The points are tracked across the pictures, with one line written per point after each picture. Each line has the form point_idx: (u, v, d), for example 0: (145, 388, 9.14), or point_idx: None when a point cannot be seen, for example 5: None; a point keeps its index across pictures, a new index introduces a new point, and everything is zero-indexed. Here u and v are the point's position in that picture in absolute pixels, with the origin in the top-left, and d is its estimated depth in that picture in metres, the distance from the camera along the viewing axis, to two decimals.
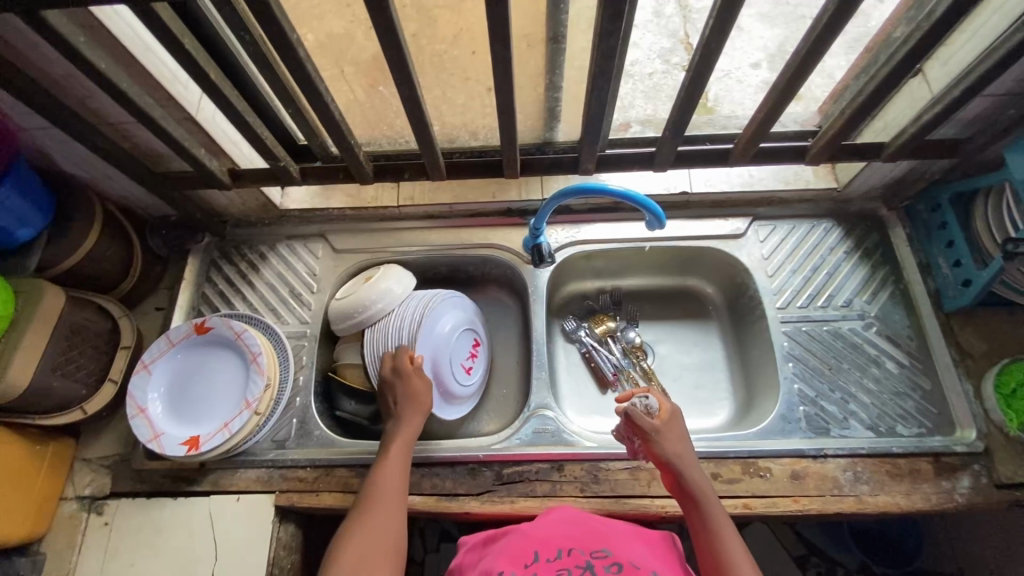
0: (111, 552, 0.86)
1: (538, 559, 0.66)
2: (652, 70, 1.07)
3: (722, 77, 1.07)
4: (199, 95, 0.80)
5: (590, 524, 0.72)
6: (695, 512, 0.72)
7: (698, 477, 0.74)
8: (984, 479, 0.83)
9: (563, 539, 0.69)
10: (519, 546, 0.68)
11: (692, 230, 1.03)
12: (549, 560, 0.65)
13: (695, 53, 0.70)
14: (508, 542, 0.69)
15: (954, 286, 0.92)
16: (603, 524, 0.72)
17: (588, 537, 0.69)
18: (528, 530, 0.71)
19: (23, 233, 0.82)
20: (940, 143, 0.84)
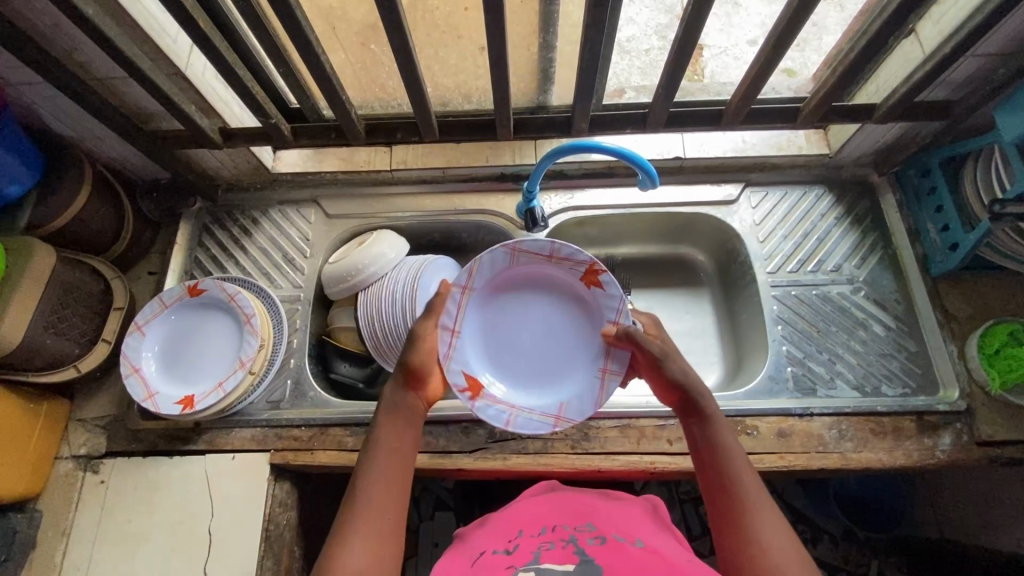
0: (107, 509, 0.87)
1: (523, 534, 0.64)
2: (648, 46, 1.05)
3: (718, 53, 1.06)
4: (187, 50, 0.79)
5: (578, 504, 0.70)
6: (712, 446, 0.66)
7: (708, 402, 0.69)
8: (965, 437, 0.85)
9: (552, 519, 0.67)
10: (506, 526, 0.67)
11: (685, 195, 1.03)
12: (534, 535, 0.64)
13: (686, 11, 0.70)
14: (500, 521, 0.69)
15: (941, 249, 0.92)
16: (592, 504, 0.70)
17: (578, 515, 0.67)
18: (519, 512, 0.70)
19: (14, 190, 0.81)
20: (931, 105, 0.84)
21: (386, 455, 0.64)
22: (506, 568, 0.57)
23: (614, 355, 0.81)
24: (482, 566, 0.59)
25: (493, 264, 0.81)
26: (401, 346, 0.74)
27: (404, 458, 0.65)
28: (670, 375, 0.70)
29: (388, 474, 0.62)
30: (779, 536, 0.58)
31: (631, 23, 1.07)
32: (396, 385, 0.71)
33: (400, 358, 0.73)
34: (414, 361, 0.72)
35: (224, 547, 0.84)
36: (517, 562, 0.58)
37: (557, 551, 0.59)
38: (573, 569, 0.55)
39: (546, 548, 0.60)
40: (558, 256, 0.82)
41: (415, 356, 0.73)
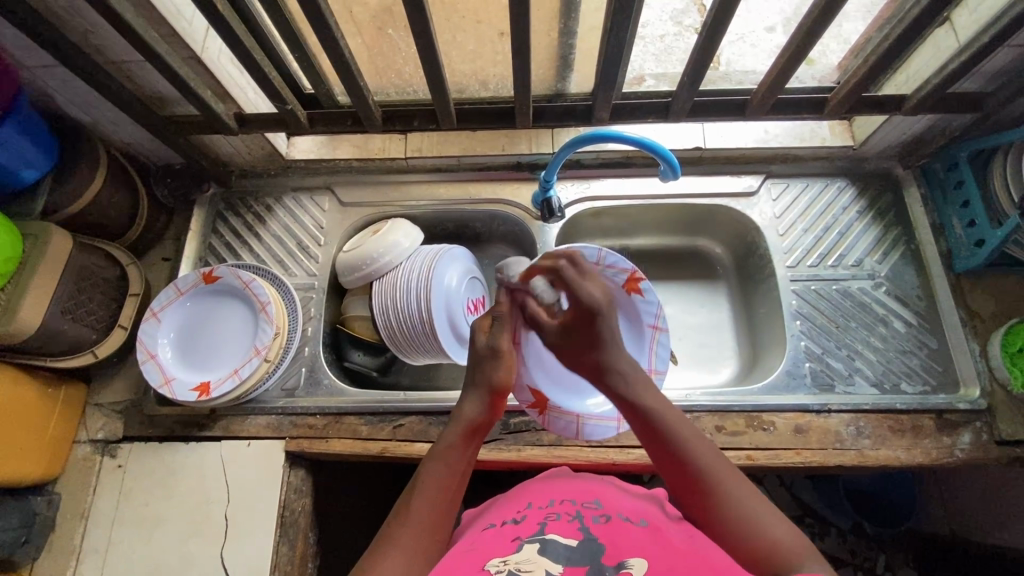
0: (125, 492, 0.88)
1: (530, 507, 0.64)
2: (663, 33, 1.01)
3: (734, 41, 1.00)
4: (203, 33, 0.77)
5: (586, 482, 0.69)
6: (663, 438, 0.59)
7: (638, 382, 0.63)
8: (985, 436, 0.84)
9: (560, 493, 0.66)
10: (513, 501, 0.67)
11: (704, 186, 1.01)
12: (541, 507, 0.63)
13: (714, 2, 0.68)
14: (509, 496, 0.69)
15: (967, 246, 0.91)
16: (598, 482, 0.69)
17: (585, 491, 0.67)
18: (530, 487, 0.69)
19: (28, 174, 0.80)
20: (963, 97, 0.82)
21: (450, 476, 0.61)
22: (511, 541, 0.57)
23: (657, 356, 0.86)
24: (487, 538, 0.59)
25: (533, 260, 0.88)
26: (491, 361, 0.65)
27: (464, 479, 0.62)
28: (590, 360, 0.63)
29: (444, 494, 0.60)
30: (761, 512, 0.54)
31: (649, 7, 1.00)
32: (478, 401, 0.65)
33: (491, 374, 0.65)
34: (505, 382, 0.65)
35: (240, 533, 0.85)
36: (523, 535, 0.57)
37: (563, 525, 0.58)
38: (575, 546, 0.55)
39: (551, 521, 0.59)
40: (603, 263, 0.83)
41: (507, 375, 0.65)
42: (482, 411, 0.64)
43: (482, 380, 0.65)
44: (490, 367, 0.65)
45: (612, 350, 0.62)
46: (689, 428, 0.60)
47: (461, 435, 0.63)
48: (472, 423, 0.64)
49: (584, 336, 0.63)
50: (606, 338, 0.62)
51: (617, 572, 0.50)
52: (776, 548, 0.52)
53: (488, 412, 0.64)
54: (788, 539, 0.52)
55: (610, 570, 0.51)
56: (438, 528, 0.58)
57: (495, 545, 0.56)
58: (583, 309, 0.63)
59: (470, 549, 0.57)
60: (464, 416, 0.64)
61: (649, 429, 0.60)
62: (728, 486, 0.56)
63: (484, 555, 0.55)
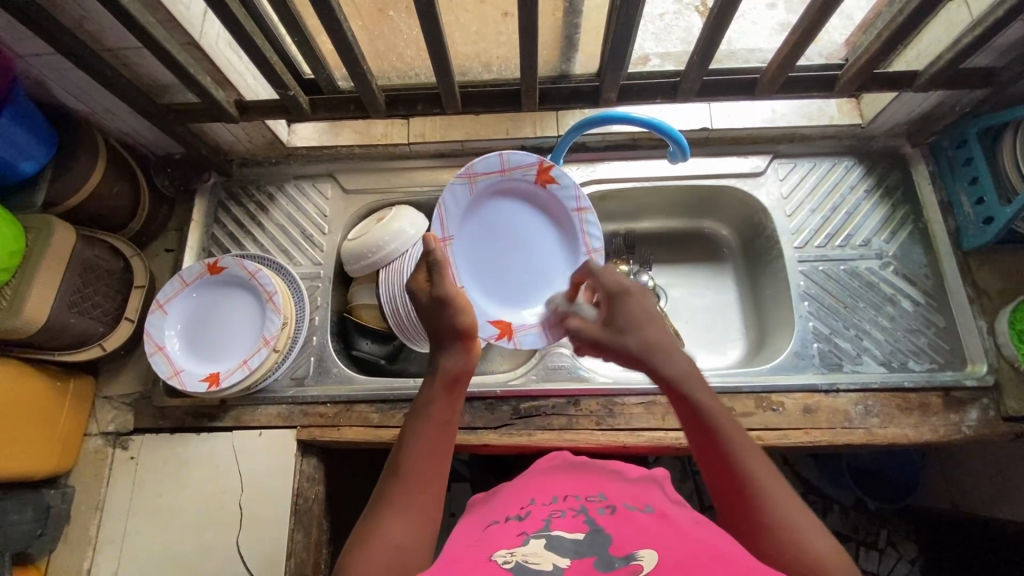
0: (138, 483, 0.88)
1: (534, 503, 0.64)
2: (664, 10, 0.99)
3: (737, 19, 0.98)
4: (201, 17, 0.76)
5: (591, 476, 0.69)
6: (717, 440, 0.57)
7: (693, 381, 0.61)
8: (992, 412, 0.85)
9: (565, 488, 0.67)
10: (517, 497, 0.67)
11: (710, 167, 1.00)
12: (546, 503, 0.63)
13: None
14: (514, 490, 0.69)
15: (976, 223, 0.90)
16: (602, 474, 0.69)
17: (589, 484, 0.67)
18: (533, 483, 0.70)
19: (27, 167, 0.79)
20: (974, 72, 0.81)
21: (434, 431, 0.61)
22: (518, 536, 0.57)
23: (589, 236, 0.91)
24: (493, 533, 0.59)
25: (455, 199, 0.86)
26: (442, 307, 0.66)
27: (450, 435, 0.63)
28: (628, 349, 0.63)
29: (433, 453, 0.60)
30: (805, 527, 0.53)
31: None
32: (454, 353, 0.65)
33: (449, 321, 0.66)
34: (468, 326, 0.66)
35: (254, 522, 0.85)
36: (528, 530, 0.58)
37: (568, 520, 0.59)
38: (582, 540, 0.55)
39: (557, 517, 0.60)
40: (508, 167, 0.88)
41: (468, 319, 0.66)
42: (457, 359, 0.65)
43: (446, 330, 0.65)
44: (445, 314, 0.66)
45: (648, 329, 0.63)
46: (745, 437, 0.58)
47: (441, 385, 0.63)
48: (450, 375, 0.64)
49: (614, 321, 0.65)
50: (641, 315, 0.64)
51: (627, 563, 0.50)
52: (818, 568, 0.51)
53: (465, 363, 0.65)
54: (830, 560, 0.51)
55: (618, 560, 0.51)
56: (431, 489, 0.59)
57: (503, 540, 0.57)
58: (612, 293, 0.67)
59: (478, 546, 0.57)
60: (443, 367, 0.64)
61: (702, 432, 0.59)
62: (784, 503, 0.54)
63: (491, 549, 0.55)
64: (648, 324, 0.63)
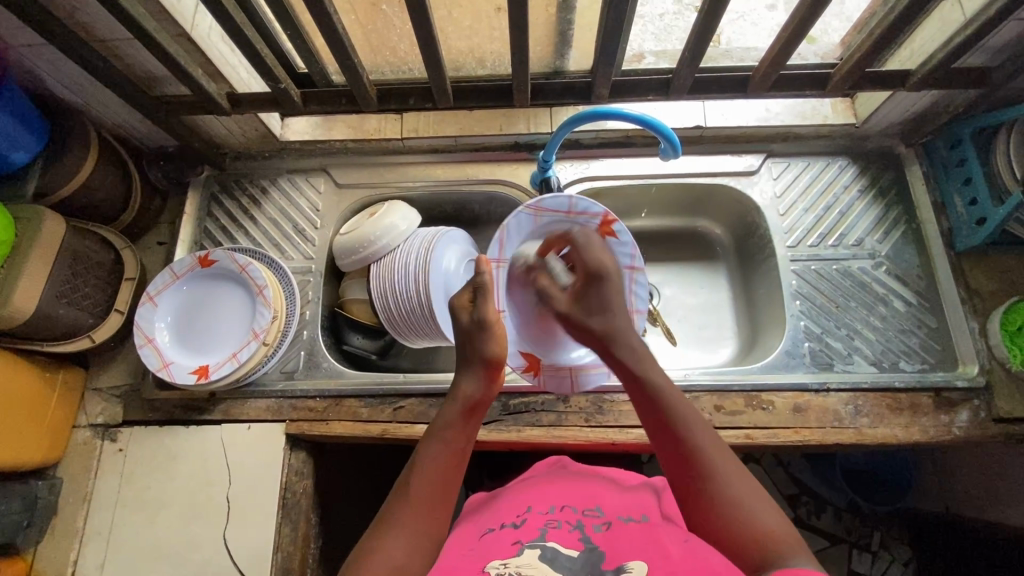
0: (126, 475, 0.88)
1: (531, 511, 0.63)
2: (663, 10, 0.98)
3: (734, 18, 0.97)
4: (193, 9, 0.76)
5: (587, 484, 0.68)
6: (657, 407, 0.62)
7: (640, 357, 0.66)
8: (983, 414, 0.84)
9: (561, 496, 0.66)
10: (513, 504, 0.66)
11: (704, 165, 1.00)
12: (541, 513, 0.62)
13: None
14: (510, 496, 0.68)
15: (968, 224, 0.90)
16: (599, 484, 0.69)
17: (587, 493, 0.66)
18: (529, 488, 0.69)
19: (18, 157, 0.79)
20: (968, 72, 0.80)
21: (448, 456, 0.62)
22: (512, 544, 0.57)
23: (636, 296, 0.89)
24: (487, 541, 0.59)
25: (518, 226, 0.86)
26: (480, 334, 0.69)
27: (463, 457, 0.64)
28: (596, 329, 0.68)
29: (445, 477, 0.61)
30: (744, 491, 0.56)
31: None
32: (475, 379, 0.67)
33: (481, 348, 0.68)
34: (496, 354, 0.68)
35: (242, 516, 0.85)
36: (523, 539, 0.57)
37: (563, 534, 0.58)
38: (577, 556, 0.55)
39: (553, 528, 0.59)
40: (575, 211, 0.85)
41: (498, 349, 0.69)
42: (477, 386, 0.67)
43: (474, 357, 0.68)
44: (478, 341, 0.69)
45: (616, 314, 0.68)
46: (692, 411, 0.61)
47: (459, 410, 0.65)
48: (470, 399, 0.66)
49: (590, 300, 0.70)
50: (614, 303, 0.69)
51: None
52: (762, 536, 0.53)
53: (483, 389, 0.67)
54: (781, 530, 0.54)
55: None
56: (439, 506, 0.59)
57: (497, 550, 0.56)
58: (591, 275, 0.71)
59: (472, 556, 0.57)
60: (461, 392, 0.66)
61: (645, 398, 0.63)
62: (726, 473, 0.57)
63: (485, 558, 0.55)
64: (614, 314, 0.69)
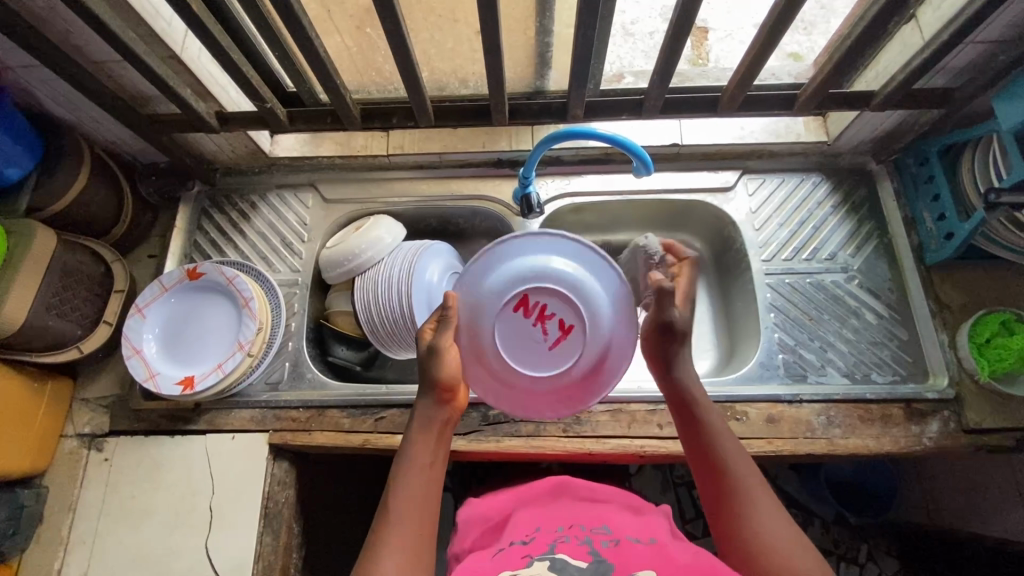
0: (111, 485, 0.90)
1: (544, 534, 0.65)
2: (652, 30, 1.01)
3: (723, 37, 1.02)
4: (183, 33, 0.79)
5: (599, 510, 0.70)
6: (701, 439, 0.67)
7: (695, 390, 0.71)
8: (953, 424, 0.86)
9: (572, 519, 0.68)
10: (529, 527, 0.68)
11: (681, 182, 1.03)
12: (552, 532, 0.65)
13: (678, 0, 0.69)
14: (528, 520, 0.71)
15: (937, 239, 0.92)
16: (612, 509, 0.71)
17: (595, 516, 0.68)
18: (547, 512, 0.71)
19: (12, 173, 0.82)
20: (929, 93, 0.84)
21: (419, 478, 0.63)
22: (522, 558, 0.59)
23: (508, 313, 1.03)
24: (500, 556, 0.61)
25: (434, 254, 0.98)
26: (431, 361, 0.70)
27: (435, 478, 0.65)
28: (666, 351, 0.73)
29: (421, 497, 0.62)
30: (772, 525, 0.58)
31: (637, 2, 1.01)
32: (431, 400, 0.69)
33: (432, 373, 0.69)
34: (449, 378, 0.69)
35: (225, 525, 0.86)
36: (533, 554, 0.60)
37: (572, 548, 0.60)
38: (585, 567, 0.56)
39: (562, 543, 0.61)
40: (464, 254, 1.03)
41: (449, 372, 0.70)
42: (434, 406, 0.69)
43: (428, 379, 0.69)
44: (433, 365, 0.70)
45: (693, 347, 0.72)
46: (726, 426, 0.68)
47: (422, 430, 0.67)
48: (427, 421, 0.68)
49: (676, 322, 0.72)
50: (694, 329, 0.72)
51: None
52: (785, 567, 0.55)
53: (440, 407, 0.69)
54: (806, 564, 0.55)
55: None
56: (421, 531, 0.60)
57: (506, 562, 0.59)
58: (678, 332, 0.72)
59: (483, 567, 0.59)
60: (421, 413, 0.69)
61: (693, 428, 0.68)
62: (758, 501, 0.61)
63: (495, 569, 0.58)
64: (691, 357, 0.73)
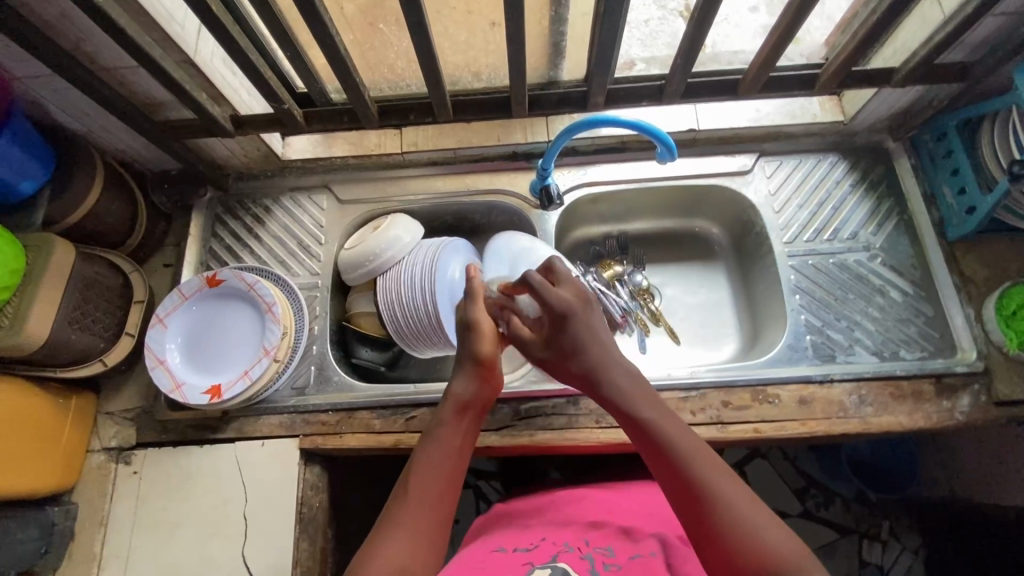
0: (142, 498, 0.89)
1: (546, 540, 0.70)
2: (648, 17, 1.02)
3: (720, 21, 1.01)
4: (196, 36, 0.77)
5: (601, 520, 0.74)
6: (653, 439, 0.63)
7: (631, 391, 0.67)
8: (983, 397, 0.86)
9: (576, 529, 0.72)
10: (534, 532, 0.73)
11: (698, 167, 1.02)
12: (556, 541, 0.69)
13: None
14: (536, 526, 0.75)
15: (959, 213, 0.92)
16: (611, 519, 0.75)
17: (600, 530, 0.71)
18: (556, 520, 0.75)
19: (27, 186, 0.80)
20: (949, 67, 0.83)
21: (446, 454, 0.66)
22: (523, 565, 0.64)
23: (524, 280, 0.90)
24: (501, 560, 0.66)
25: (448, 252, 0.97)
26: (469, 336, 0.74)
27: (460, 455, 0.67)
28: (577, 370, 0.70)
29: (446, 473, 0.64)
30: (749, 512, 0.56)
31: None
32: (467, 379, 0.72)
33: (468, 348, 0.73)
34: (486, 355, 0.72)
35: (260, 532, 0.86)
36: (534, 561, 0.64)
37: (574, 559, 0.64)
38: None
39: (564, 552, 0.66)
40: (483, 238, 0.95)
41: (486, 347, 0.73)
42: (472, 386, 0.71)
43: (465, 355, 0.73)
44: (469, 341, 0.74)
45: (590, 352, 0.69)
46: (676, 422, 0.64)
47: (453, 408, 0.69)
48: (462, 400, 0.70)
49: (557, 342, 0.71)
50: (582, 342, 0.70)
51: None
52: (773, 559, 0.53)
53: (475, 391, 0.71)
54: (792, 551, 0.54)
55: None
56: (439, 506, 0.62)
57: (509, 569, 0.64)
58: (558, 315, 0.71)
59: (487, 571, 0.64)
60: (455, 392, 0.71)
61: (641, 431, 0.64)
62: (725, 489, 0.58)
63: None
64: (592, 350, 0.69)
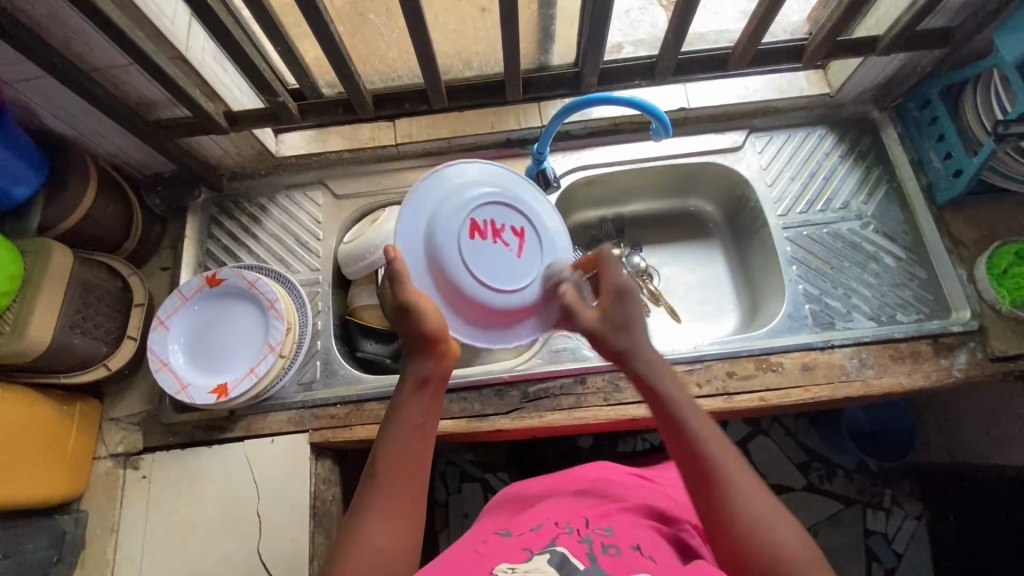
0: (153, 501, 0.88)
1: (544, 524, 0.64)
2: (629, 7, 1.02)
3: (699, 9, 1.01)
4: (186, 31, 0.77)
5: (601, 500, 0.69)
6: (676, 420, 0.62)
7: (666, 375, 0.66)
8: (979, 354, 0.88)
9: (575, 511, 0.67)
10: (531, 517, 0.67)
11: (690, 146, 1.04)
12: (556, 524, 0.63)
13: None
14: (533, 510, 0.69)
15: (946, 177, 0.94)
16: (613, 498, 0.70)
17: (601, 510, 0.66)
18: (555, 503, 0.70)
19: (20, 192, 0.80)
20: (931, 34, 0.85)
21: (407, 436, 0.62)
22: (521, 551, 0.58)
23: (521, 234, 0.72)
24: (497, 547, 0.60)
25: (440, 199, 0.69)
26: (413, 315, 0.64)
27: (425, 434, 0.63)
28: (618, 347, 0.69)
29: (409, 455, 0.61)
30: (756, 499, 0.56)
31: None
32: (421, 357, 0.65)
33: (416, 329, 0.64)
34: (434, 329, 0.64)
35: (275, 527, 0.86)
36: (533, 546, 0.59)
37: (575, 540, 0.59)
38: (584, 567, 0.55)
39: (564, 535, 0.60)
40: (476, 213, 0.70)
41: (435, 323, 0.64)
42: (427, 363, 0.65)
43: (414, 337, 0.64)
44: (412, 321, 0.64)
45: (639, 332, 0.69)
46: (709, 422, 0.62)
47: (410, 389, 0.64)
48: (419, 378, 0.65)
49: (613, 317, 0.70)
50: (635, 321, 0.69)
51: None
52: (784, 558, 0.53)
53: (431, 366, 0.65)
54: (801, 551, 0.53)
55: None
56: (408, 486, 0.59)
57: (507, 554, 0.58)
58: (617, 290, 0.70)
59: (481, 557, 0.58)
60: (411, 373, 0.65)
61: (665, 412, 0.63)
62: (741, 481, 0.57)
63: (495, 561, 0.56)
64: (639, 329, 0.69)
